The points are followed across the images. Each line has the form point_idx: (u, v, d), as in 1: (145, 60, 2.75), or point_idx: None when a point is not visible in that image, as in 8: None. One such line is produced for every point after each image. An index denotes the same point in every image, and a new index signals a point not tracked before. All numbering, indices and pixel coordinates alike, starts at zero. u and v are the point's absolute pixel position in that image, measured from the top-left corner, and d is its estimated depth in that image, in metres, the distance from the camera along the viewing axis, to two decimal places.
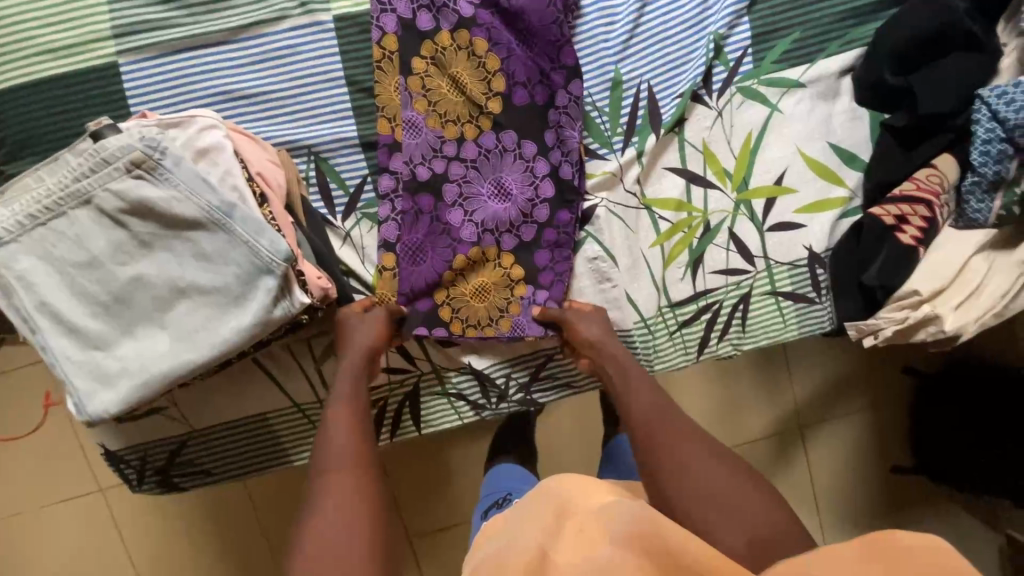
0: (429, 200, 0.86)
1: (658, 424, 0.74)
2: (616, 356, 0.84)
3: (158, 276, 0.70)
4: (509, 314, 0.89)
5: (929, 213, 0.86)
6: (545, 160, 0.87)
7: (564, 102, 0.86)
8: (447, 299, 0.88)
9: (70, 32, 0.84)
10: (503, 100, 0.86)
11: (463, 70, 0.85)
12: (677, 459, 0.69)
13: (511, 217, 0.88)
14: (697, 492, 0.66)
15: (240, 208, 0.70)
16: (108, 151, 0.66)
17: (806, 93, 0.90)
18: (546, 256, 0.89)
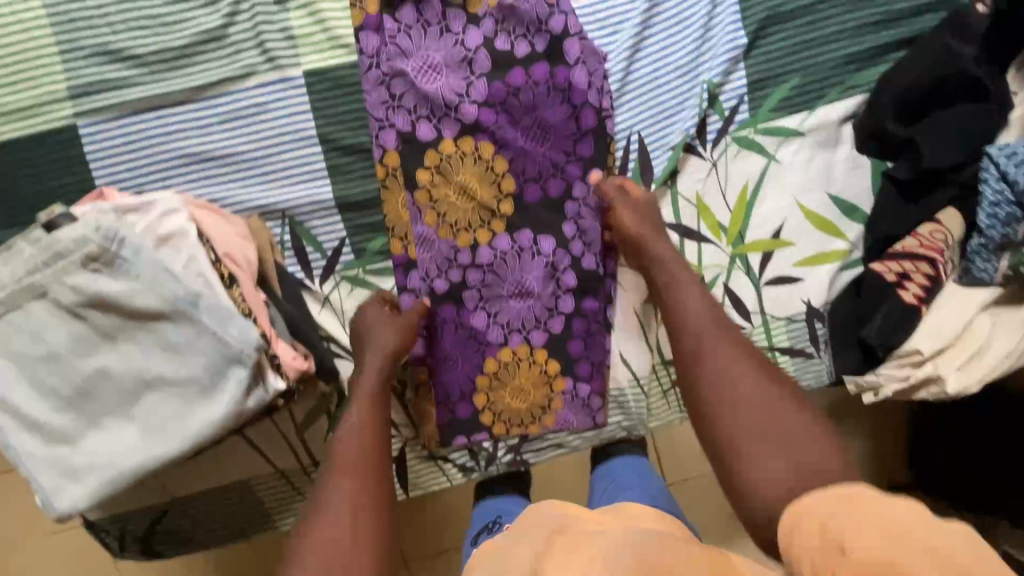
0: (451, 309, 0.88)
1: (711, 356, 0.63)
2: (641, 223, 0.79)
3: (123, 369, 0.67)
4: (551, 410, 0.92)
5: (932, 271, 0.82)
6: (566, 252, 0.87)
7: (583, 194, 0.86)
8: (487, 402, 0.90)
9: (22, 94, 0.79)
10: (520, 207, 0.86)
11: (477, 182, 0.84)
12: (720, 384, 0.60)
13: (537, 313, 0.89)
14: (742, 419, 0.57)
15: (206, 297, 0.66)
16: (62, 244, 0.62)
17: (804, 142, 0.86)
18: (580, 344, 0.90)
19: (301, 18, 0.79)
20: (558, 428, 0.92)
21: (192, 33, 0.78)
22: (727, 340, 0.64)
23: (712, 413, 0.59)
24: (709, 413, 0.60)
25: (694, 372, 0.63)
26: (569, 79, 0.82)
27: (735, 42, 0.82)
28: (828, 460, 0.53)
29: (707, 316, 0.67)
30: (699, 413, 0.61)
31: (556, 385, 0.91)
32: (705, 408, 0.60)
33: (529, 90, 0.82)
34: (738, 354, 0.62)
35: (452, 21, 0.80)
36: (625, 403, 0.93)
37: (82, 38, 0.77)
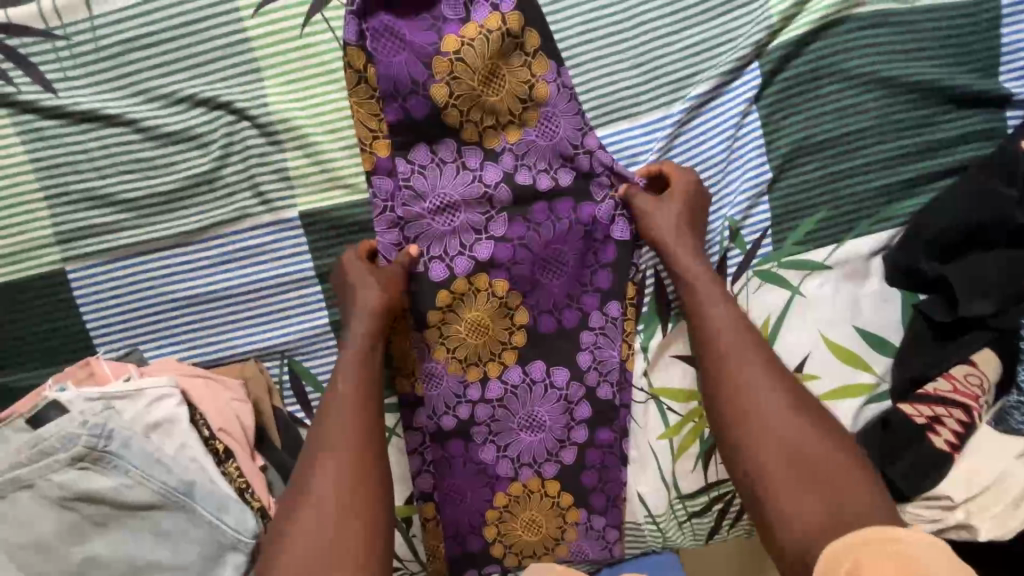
0: (460, 443, 0.85)
1: (741, 364, 0.66)
2: (671, 231, 0.74)
3: (113, 557, 0.63)
4: (565, 541, 0.88)
5: (966, 417, 0.78)
6: (580, 383, 0.83)
7: (600, 323, 0.82)
8: (498, 536, 0.87)
9: (7, 241, 0.75)
10: (535, 340, 0.82)
11: (491, 317, 0.80)
12: (746, 390, 0.64)
13: (548, 446, 0.85)
14: (766, 424, 0.62)
15: (201, 484, 0.63)
16: (47, 441, 0.59)
17: (831, 274, 0.81)
18: (594, 476, 0.86)
19: (297, 158, 0.74)
20: (570, 563, 0.89)
21: (184, 177, 0.74)
22: (750, 337, 0.67)
23: (739, 418, 0.63)
24: (739, 415, 0.64)
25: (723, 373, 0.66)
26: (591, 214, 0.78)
27: (758, 177, 0.78)
28: (837, 477, 0.58)
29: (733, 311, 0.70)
30: (728, 413, 0.64)
31: (568, 517, 0.87)
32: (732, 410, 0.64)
33: (551, 226, 0.77)
34: (764, 363, 0.65)
35: (469, 158, 0.75)
36: (642, 537, 0.89)
37: (69, 184, 0.74)
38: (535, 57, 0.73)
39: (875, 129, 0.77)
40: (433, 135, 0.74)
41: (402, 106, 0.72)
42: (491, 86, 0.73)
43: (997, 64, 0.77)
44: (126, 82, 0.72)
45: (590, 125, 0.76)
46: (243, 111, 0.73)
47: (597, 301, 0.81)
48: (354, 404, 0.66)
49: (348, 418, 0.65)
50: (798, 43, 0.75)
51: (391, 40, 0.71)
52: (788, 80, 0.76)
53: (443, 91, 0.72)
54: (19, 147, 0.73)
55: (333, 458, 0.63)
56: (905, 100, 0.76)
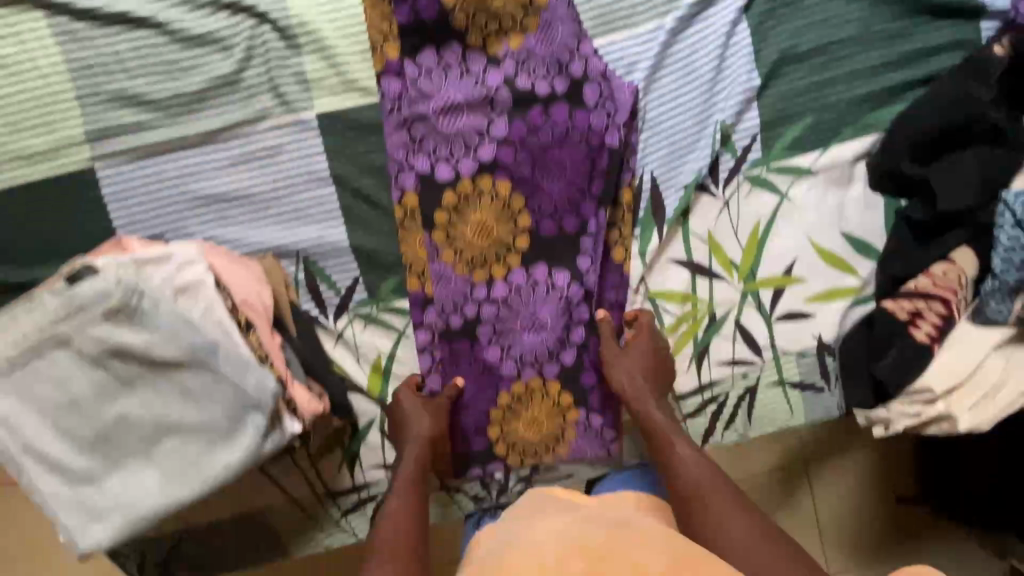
0: (466, 343, 0.89)
1: (707, 491, 0.71)
2: (634, 382, 0.84)
3: (142, 415, 0.69)
4: (565, 440, 0.92)
5: (947, 310, 0.81)
6: (580, 284, 0.87)
7: (598, 228, 0.86)
8: (501, 434, 0.92)
9: (41, 139, 0.80)
10: (537, 244, 0.86)
11: (497, 221, 0.84)
12: (712, 507, 0.69)
13: (549, 347, 0.89)
14: (730, 542, 0.65)
15: (224, 346, 0.67)
16: (83, 298, 0.64)
17: (817, 180, 0.85)
18: (593, 376, 0.90)
19: (314, 61, 0.79)
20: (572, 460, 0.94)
21: (208, 78, 0.79)
22: (718, 476, 0.73)
23: (710, 531, 0.67)
24: (710, 527, 0.68)
25: (693, 498, 0.72)
26: (586, 118, 0.81)
27: (748, 83, 0.82)
28: None
29: (704, 465, 0.75)
30: (696, 530, 0.69)
31: (568, 416, 0.92)
32: (700, 526, 0.69)
33: (550, 129, 0.81)
34: (720, 479, 0.73)
35: (472, 62, 0.80)
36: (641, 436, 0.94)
37: (101, 84, 0.79)
38: None
39: (857, 38, 0.82)
40: (441, 39, 0.79)
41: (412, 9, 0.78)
42: None
43: None
44: None
45: (587, 32, 0.80)
46: (265, 15, 0.78)
47: (595, 207, 0.85)
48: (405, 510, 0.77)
49: (397, 520, 0.75)
50: None
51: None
52: None
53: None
54: (53, 46, 0.78)
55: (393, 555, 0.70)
56: (883, 11, 0.82)
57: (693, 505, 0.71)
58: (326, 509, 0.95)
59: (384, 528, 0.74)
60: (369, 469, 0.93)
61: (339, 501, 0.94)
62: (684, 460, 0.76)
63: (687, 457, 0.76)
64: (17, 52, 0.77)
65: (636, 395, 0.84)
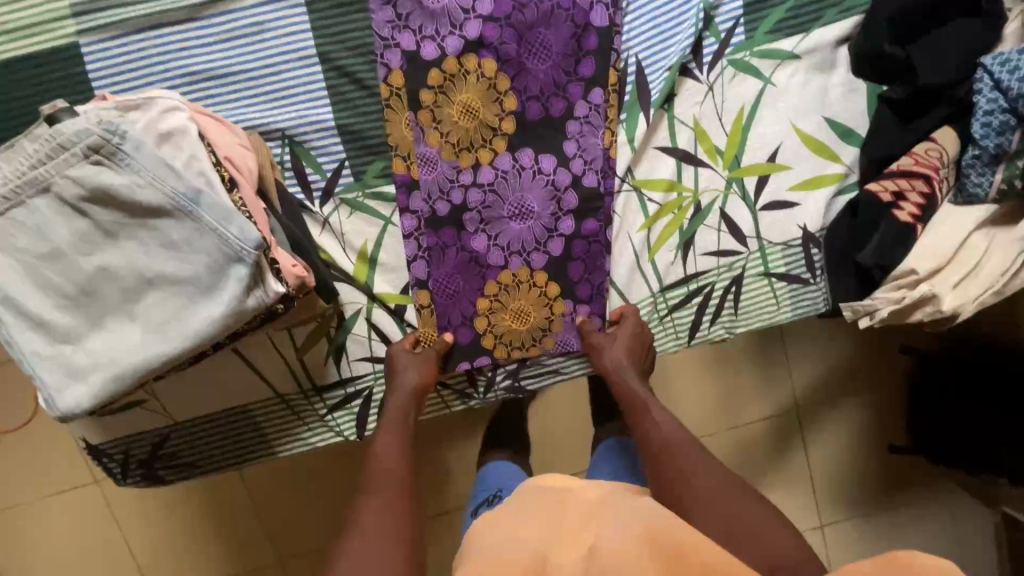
0: (451, 231, 0.88)
1: (679, 450, 0.75)
2: (618, 364, 0.87)
3: (124, 266, 0.68)
4: (551, 333, 0.92)
5: (928, 189, 0.82)
6: (567, 170, 0.87)
7: (585, 112, 0.86)
8: (488, 326, 0.91)
9: (25, 12, 0.80)
10: (524, 129, 0.86)
11: (484, 104, 0.85)
12: (678, 459, 0.74)
13: (536, 234, 0.89)
14: (692, 486, 0.71)
15: (207, 194, 0.67)
16: (64, 136, 0.63)
17: (800, 65, 0.87)
18: (580, 265, 0.90)
19: None
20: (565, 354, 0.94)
21: None
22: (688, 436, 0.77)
23: (674, 483, 0.73)
24: (675, 480, 0.73)
25: (663, 454, 0.76)
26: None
27: None
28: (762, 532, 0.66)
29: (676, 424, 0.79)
30: (664, 481, 0.74)
31: (555, 309, 0.91)
32: (667, 476, 0.74)
33: (535, 8, 0.82)
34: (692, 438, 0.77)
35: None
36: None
37: None
38: None
39: None
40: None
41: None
42: None
43: None
44: None
45: None
46: None
47: (581, 91, 0.85)
48: (397, 449, 0.82)
49: (392, 456, 0.81)
50: None
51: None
52: None
53: None
54: None
55: (377, 491, 0.77)
56: None
57: (664, 459, 0.75)
58: (313, 405, 0.93)
59: (379, 460, 0.80)
60: (356, 363, 0.92)
61: (325, 397, 0.93)
62: (661, 421, 0.79)
63: (666, 424, 0.79)
64: None
65: (620, 372, 0.86)
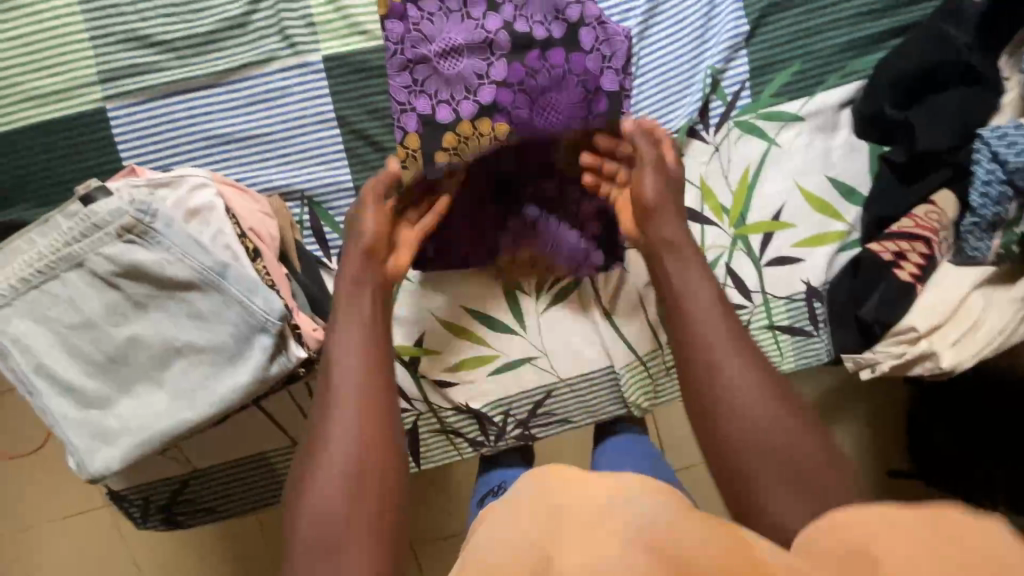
0: (485, 247, 0.91)
1: (731, 392, 0.58)
2: (649, 216, 0.73)
3: (154, 336, 0.70)
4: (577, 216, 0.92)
5: (928, 250, 0.85)
6: (584, 203, 0.90)
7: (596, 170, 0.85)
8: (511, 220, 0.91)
9: (54, 78, 0.82)
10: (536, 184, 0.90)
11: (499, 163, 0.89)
12: (717, 360, 0.59)
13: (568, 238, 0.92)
14: (732, 408, 0.57)
15: (233, 267, 0.69)
16: (98, 216, 0.66)
17: (804, 126, 0.89)
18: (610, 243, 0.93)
19: (321, 5, 0.82)
20: (567, 383, 0.95)
21: (217, 20, 0.82)
22: (744, 362, 0.59)
23: (723, 432, 0.57)
24: (706, 392, 0.59)
25: (708, 384, 0.59)
26: (582, 64, 0.82)
27: (737, 30, 0.85)
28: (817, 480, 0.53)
29: (732, 354, 0.60)
30: (709, 421, 0.58)
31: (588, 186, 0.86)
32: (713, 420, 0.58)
33: (546, 73, 0.82)
34: (741, 348, 0.60)
35: (473, 7, 0.82)
36: (619, 382, 0.95)
37: (114, 25, 0.81)
38: None
39: None
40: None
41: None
42: None
43: None
44: None
45: None
46: None
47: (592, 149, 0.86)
48: (362, 390, 0.64)
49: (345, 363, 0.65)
50: None
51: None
52: None
53: None
54: None
55: (341, 406, 0.63)
56: None
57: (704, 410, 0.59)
58: None
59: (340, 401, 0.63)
60: None
61: None
62: (721, 371, 0.59)
63: (730, 376, 0.58)
64: None
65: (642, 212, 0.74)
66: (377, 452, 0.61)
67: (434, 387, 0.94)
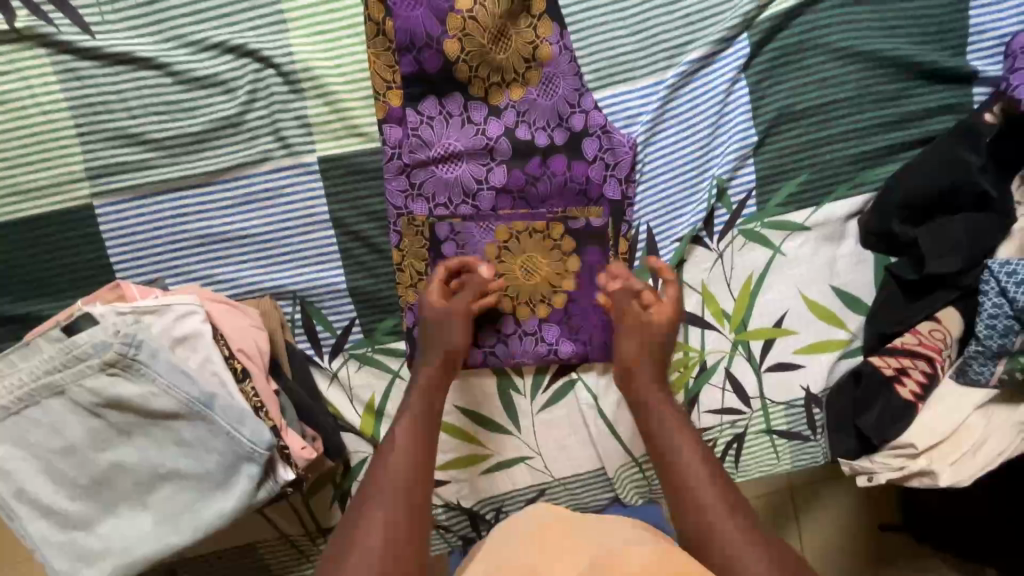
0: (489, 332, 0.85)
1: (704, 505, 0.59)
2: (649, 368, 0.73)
3: (138, 463, 0.68)
4: (562, 291, 0.85)
5: (930, 369, 0.82)
6: (581, 300, 0.85)
7: (591, 265, 0.84)
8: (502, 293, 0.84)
9: (37, 174, 0.79)
10: (547, 283, 0.84)
11: (514, 266, 0.83)
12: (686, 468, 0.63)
13: (565, 336, 0.85)
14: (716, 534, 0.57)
15: (220, 397, 0.68)
16: (80, 348, 0.64)
17: (810, 235, 0.87)
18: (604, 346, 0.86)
19: (317, 106, 0.80)
20: (561, 482, 0.93)
21: (209, 119, 0.79)
22: (726, 504, 0.59)
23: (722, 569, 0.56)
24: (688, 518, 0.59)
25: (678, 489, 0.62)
26: (584, 172, 0.82)
27: (744, 140, 0.84)
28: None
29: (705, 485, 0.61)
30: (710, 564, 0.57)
31: (571, 266, 0.84)
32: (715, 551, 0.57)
33: (546, 181, 0.82)
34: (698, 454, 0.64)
35: (473, 112, 0.80)
36: (613, 482, 0.92)
37: (101, 122, 0.78)
38: (541, 20, 0.79)
39: (853, 100, 0.83)
40: (443, 88, 0.80)
41: (416, 68, 0.79)
42: (500, 44, 0.79)
43: (966, 44, 0.83)
44: (162, 27, 0.78)
45: (586, 86, 0.81)
46: (269, 59, 0.78)
47: (599, 258, 0.83)
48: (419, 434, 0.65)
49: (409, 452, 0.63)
50: (786, 14, 0.81)
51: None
52: (775, 51, 0.82)
53: (456, 47, 0.78)
54: (55, 84, 0.77)
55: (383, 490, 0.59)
56: (881, 73, 0.83)
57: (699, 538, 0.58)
58: (317, 545, 0.94)
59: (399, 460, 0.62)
60: None
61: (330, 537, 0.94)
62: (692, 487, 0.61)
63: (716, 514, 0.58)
64: (18, 86, 0.77)
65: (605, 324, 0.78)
66: (417, 513, 0.58)
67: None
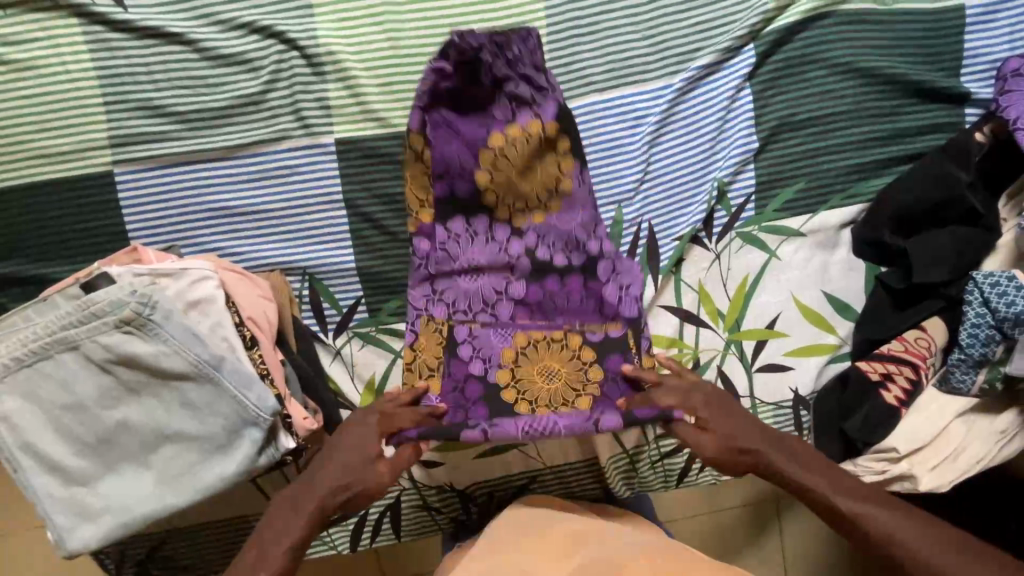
0: (484, 410, 0.78)
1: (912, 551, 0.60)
2: (723, 439, 0.70)
3: (144, 422, 0.70)
4: (584, 395, 0.78)
5: (914, 375, 0.85)
6: (610, 383, 0.79)
7: (613, 368, 0.79)
8: (511, 380, 0.80)
9: (60, 139, 0.81)
10: (572, 389, 0.79)
11: (534, 370, 0.80)
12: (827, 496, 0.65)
13: (583, 420, 0.75)
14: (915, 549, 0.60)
15: (229, 361, 0.70)
16: (97, 305, 0.66)
17: (804, 242, 0.91)
18: (648, 408, 0.72)
19: (337, 90, 0.83)
20: (552, 469, 0.95)
21: (232, 96, 0.82)
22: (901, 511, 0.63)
23: None
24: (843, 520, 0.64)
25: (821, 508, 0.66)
26: (605, 319, 0.81)
27: (746, 146, 0.87)
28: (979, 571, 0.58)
29: (929, 535, 0.61)
30: None
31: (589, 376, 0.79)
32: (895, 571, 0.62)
33: (562, 299, 0.82)
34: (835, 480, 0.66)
35: (499, 232, 0.82)
36: (603, 472, 0.94)
37: (127, 93, 0.81)
38: (564, 153, 0.78)
39: (850, 113, 0.87)
40: (472, 211, 0.81)
41: (446, 155, 0.78)
42: (525, 175, 0.79)
43: (960, 65, 0.87)
44: (192, 6, 0.80)
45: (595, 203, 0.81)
46: (294, 42, 0.81)
47: (621, 364, 0.79)
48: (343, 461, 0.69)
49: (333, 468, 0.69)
50: (791, 28, 0.85)
51: (445, 126, 0.77)
52: (778, 62, 0.86)
53: (488, 158, 0.78)
54: (86, 54, 0.80)
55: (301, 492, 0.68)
56: (879, 89, 0.86)
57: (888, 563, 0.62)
58: None
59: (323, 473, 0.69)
60: None
61: None
62: (892, 532, 0.62)
63: (947, 571, 0.58)
64: (48, 52, 0.79)
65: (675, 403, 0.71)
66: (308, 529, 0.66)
67: (420, 466, 0.93)
